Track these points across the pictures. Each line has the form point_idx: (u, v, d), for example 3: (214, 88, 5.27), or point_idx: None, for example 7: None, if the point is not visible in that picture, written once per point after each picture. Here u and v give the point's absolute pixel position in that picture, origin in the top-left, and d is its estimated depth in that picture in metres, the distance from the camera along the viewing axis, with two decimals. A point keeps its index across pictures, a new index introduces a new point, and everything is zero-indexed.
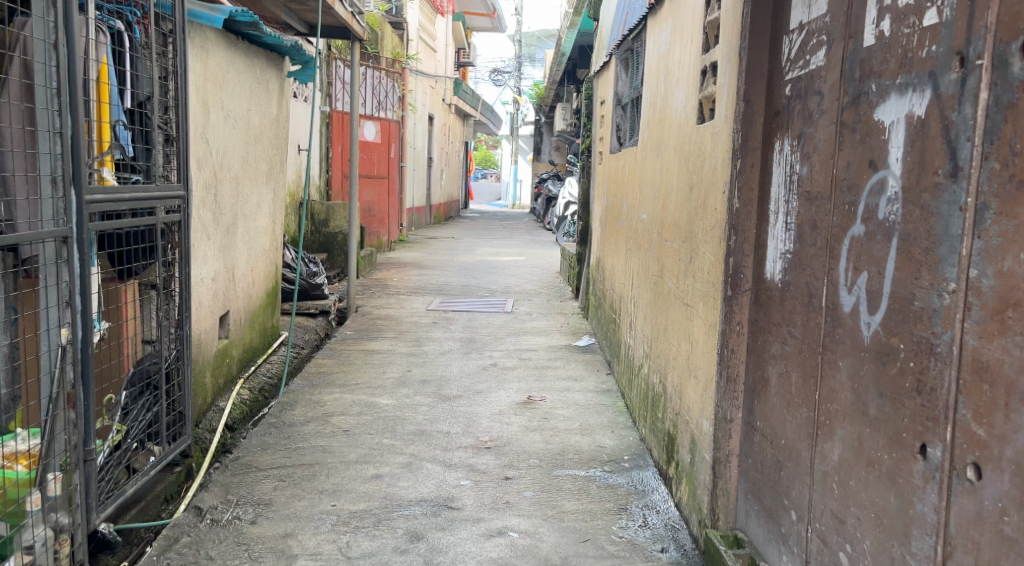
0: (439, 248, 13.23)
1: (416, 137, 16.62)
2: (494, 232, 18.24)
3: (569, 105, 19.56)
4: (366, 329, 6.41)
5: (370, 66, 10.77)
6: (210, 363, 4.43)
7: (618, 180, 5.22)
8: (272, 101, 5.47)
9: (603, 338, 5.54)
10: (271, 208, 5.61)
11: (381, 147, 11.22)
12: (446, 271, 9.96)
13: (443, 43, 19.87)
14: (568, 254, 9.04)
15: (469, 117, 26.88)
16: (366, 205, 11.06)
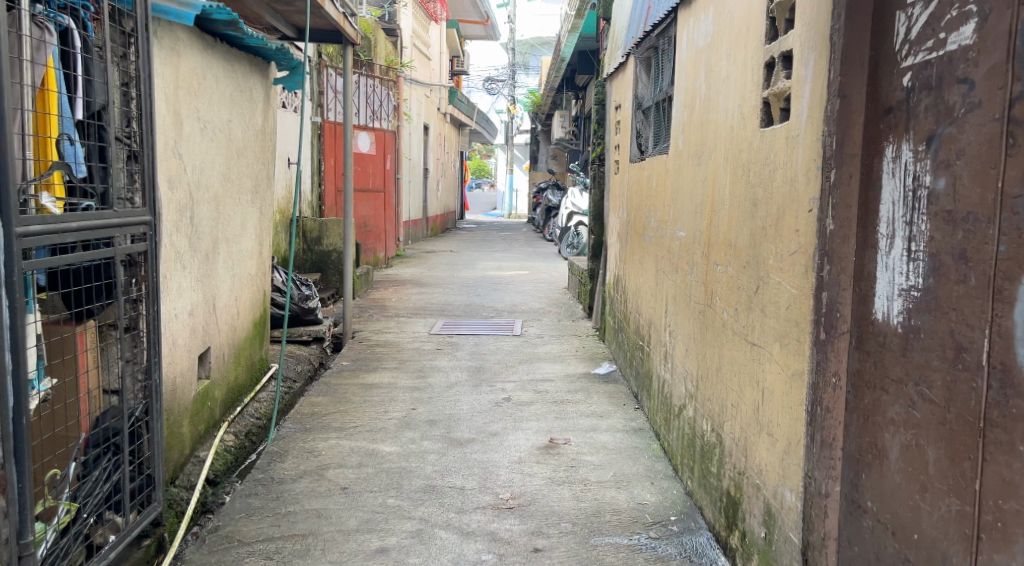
0: (438, 262, 12.69)
1: (411, 147, 16.11)
2: (494, 245, 17.70)
3: (567, 112, 19.05)
4: (364, 358, 5.88)
5: (362, 73, 10.25)
6: (188, 409, 3.89)
7: (643, 193, 4.69)
8: (257, 110, 4.94)
9: (629, 366, 5.01)
10: (258, 229, 5.09)
11: (376, 159, 10.69)
12: (447, 289, 9.43)
13: (437, 51, 19.37)
14: (577, 270, 8.51)
15: (464, 126, 26.36)
16: (361, 220, 10.54)
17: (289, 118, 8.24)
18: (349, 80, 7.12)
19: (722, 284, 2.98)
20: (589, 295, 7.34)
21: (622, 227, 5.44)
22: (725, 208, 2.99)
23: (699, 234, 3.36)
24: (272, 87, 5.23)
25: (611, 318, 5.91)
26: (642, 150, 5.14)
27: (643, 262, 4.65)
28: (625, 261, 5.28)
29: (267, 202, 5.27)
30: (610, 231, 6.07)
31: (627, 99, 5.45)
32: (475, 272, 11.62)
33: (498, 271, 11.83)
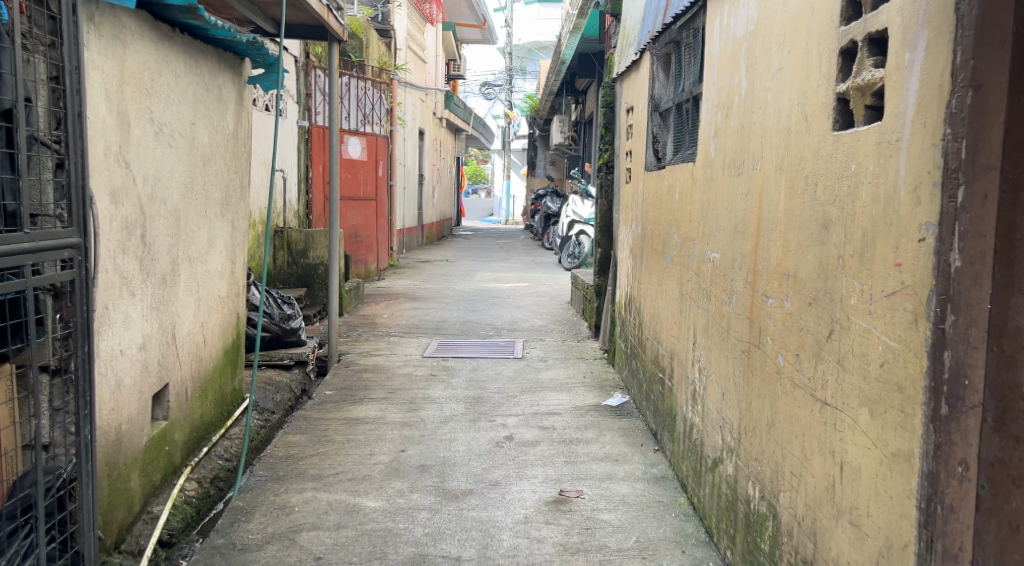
0: (433, 273, 12.15)
1: (406, 153, 15.58)
2: (492, 253, 17.16)
3: (566, 117, 18.52)
4: (351, 385, 5.34)
5: (352, 75, 9.74)
6: (139, 458, 3.35)
7: (662, 205, 4.17)
8: (227, 112, 4.40)
9: (646, 398, 4.48)
10: (229, 245, 4.55)
11: (368, 165, 10.17)
12: (442, 303, 8.90)
13: (433, 54, 18.85)
14: (581, 283, 7.97)
15: (461, 131, 25.84)
16: (350, 230, 10.01)
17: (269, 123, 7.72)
18: (334, 80, 6.59)
19: (776, 321, 2.46)
20: (596, 313, 6.81)
21: (636, 241, 4.93)
22: (779, 230, 2.47)
23: (740, 257, 2.84)
24: (246, 87, 4.68)
25: (622, 342, 5.39)
26: (660, 156, 4.61)
27: (663, 282, 4.13)
28: (639, 278, 4.77)
29: (239, 214, 4.72)
30: (621, 244, 5.55)
31: (641, 101, 4.92)
32: (473, 284, 11.07)
33: (497, 284, 11.29)
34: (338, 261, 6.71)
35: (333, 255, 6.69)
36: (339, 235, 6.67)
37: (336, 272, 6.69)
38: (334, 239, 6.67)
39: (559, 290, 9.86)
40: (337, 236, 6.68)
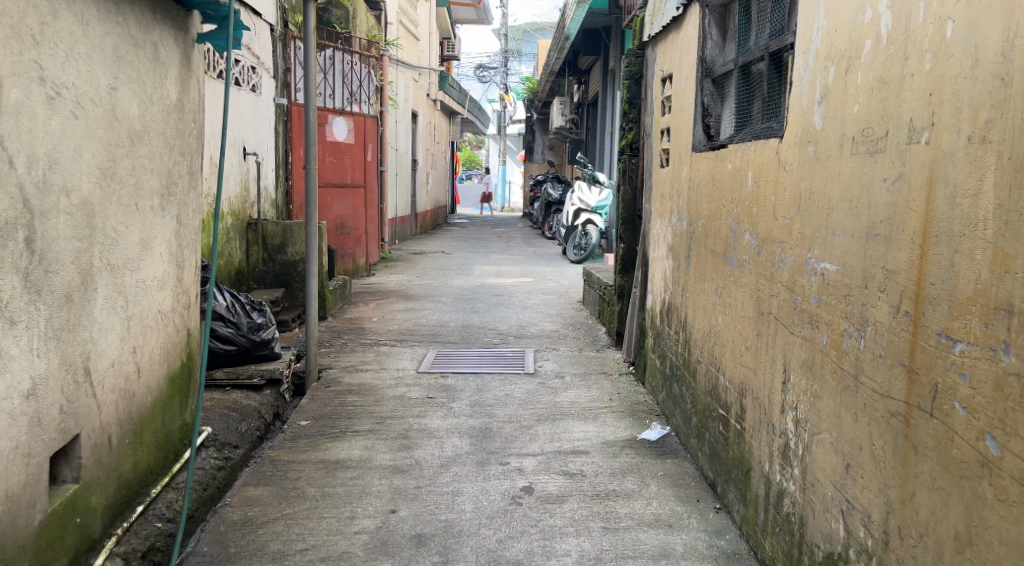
0: (428, 268, 11.23)
1: (398, 137, 14.65)
2: (490, 244, 16.24)
3: (567, 99, 17.66)
4: (331, 412, 4.44)
5: (333, 47, 8.84)
6: (32, 545, 2.48)
7: (723, 195, 3.27)
8: (165, 78, 3.49)
9: (697, 436, 3.58)
10: (172, 245, 3.64)
11: (355, 149, 9.26)
12: (439, 304, 8.02)
13: (427, 31, 17.92)
14: (595, 282, 7.09)
15: (456, 115, 24.92)
16: (336, 220, 9.12)
17: (240, 97, 6.92)
18: (310, 45, 5.70)
19: (976, 380, 1.57)
20: (619, 319, 5.89)
21: (678, 239, 4.02)
22: (978, 234, 1.59)
23: (881, 272, 1.94)
24: (194, 46, 3.75)
25: (658, 357, 4.48)
26: (713, 133, 3.67)
27: (724, 292, 3.23)
28: (685, 286, 3.87)
29: (187, 206, 3.81)
30: (655, 241, 4.64)
31: (685, 67, 4.01)
32: (471, 281, 10.17)
33: (498, 279, 10.38)
34: (317, 256, 5.80)
35: (311, 249, 5.78)
36: (318, 226, 5.77)
37: (316, 270, 5.79)
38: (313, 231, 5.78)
39: (567, 288, 8.95)
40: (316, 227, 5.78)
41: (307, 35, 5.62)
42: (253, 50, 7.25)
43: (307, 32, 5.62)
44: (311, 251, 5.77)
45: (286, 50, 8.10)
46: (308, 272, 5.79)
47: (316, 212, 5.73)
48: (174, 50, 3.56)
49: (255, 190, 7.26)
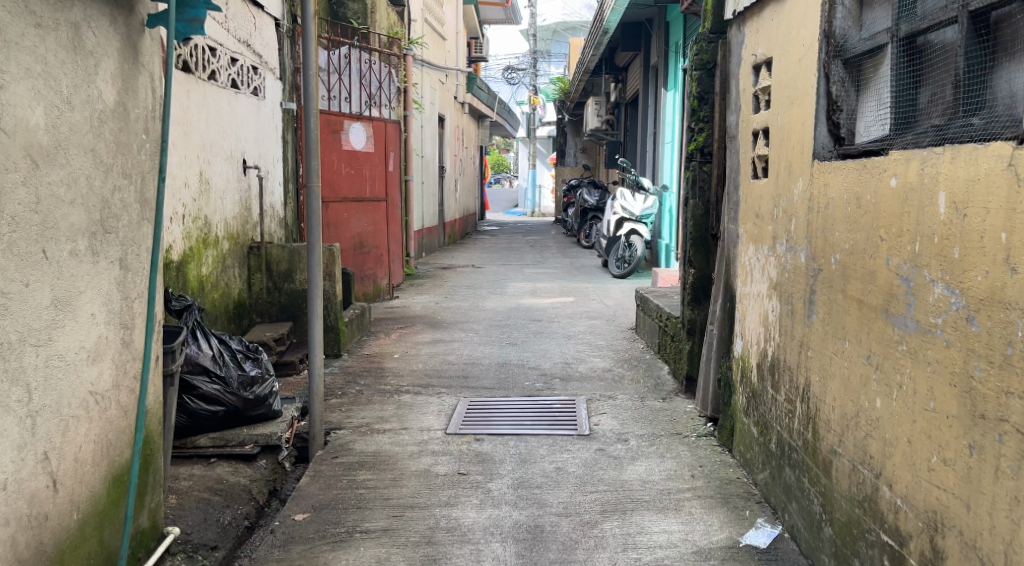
0: (457, 288, 10.26)
1: (424, 143, 13.79)
2: (524, 255, 15.26)
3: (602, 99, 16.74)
4: (337, 500, 3.48)
5: (354, 45, 8.17)
6: None
7: (880, 223, 2.26)
8: (94, 77, 2.66)
9: (833, 557, 2.56)
10: (112, 296, 2.74)
11: (375, 158, 8.51)
12: (470, 334, 7.07)
13: (454, 31, 17.18)
14: (652, 311, 6.10)
15: (485, 118, 24.05)
16: (354, 238, 8.34)
17: (238, 101, 6.48)
18: (310, 40, 4.84)
19: None
20: (691, 361, 4.83)
21: (793, 274, 2.98)
22: None
23: None
24: (143, 32, 2.97)
25: (756, 424, 3.46)
26: (843, 136, 2.70)
27: (887, 370, 2.21)
28: (807, 343, 2.83)
29: (136, 243, 2.90)
30: (749, 272, 3.61)
31: (797, 51, 3.01)
32: (504, 303, 9.18)
33: (535, 299, 9.38)
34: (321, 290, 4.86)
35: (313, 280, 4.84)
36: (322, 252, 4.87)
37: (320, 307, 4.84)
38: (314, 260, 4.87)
39: (615, 310, 7.93)
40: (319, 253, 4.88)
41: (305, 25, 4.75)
42: (255, 49, 6.80)
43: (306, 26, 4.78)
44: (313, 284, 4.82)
45: (287, 51, 7.56)
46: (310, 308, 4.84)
47: (319, 234, 4.81)
48: (109, 40, 2.77)
49: (247, 206, 6.51)
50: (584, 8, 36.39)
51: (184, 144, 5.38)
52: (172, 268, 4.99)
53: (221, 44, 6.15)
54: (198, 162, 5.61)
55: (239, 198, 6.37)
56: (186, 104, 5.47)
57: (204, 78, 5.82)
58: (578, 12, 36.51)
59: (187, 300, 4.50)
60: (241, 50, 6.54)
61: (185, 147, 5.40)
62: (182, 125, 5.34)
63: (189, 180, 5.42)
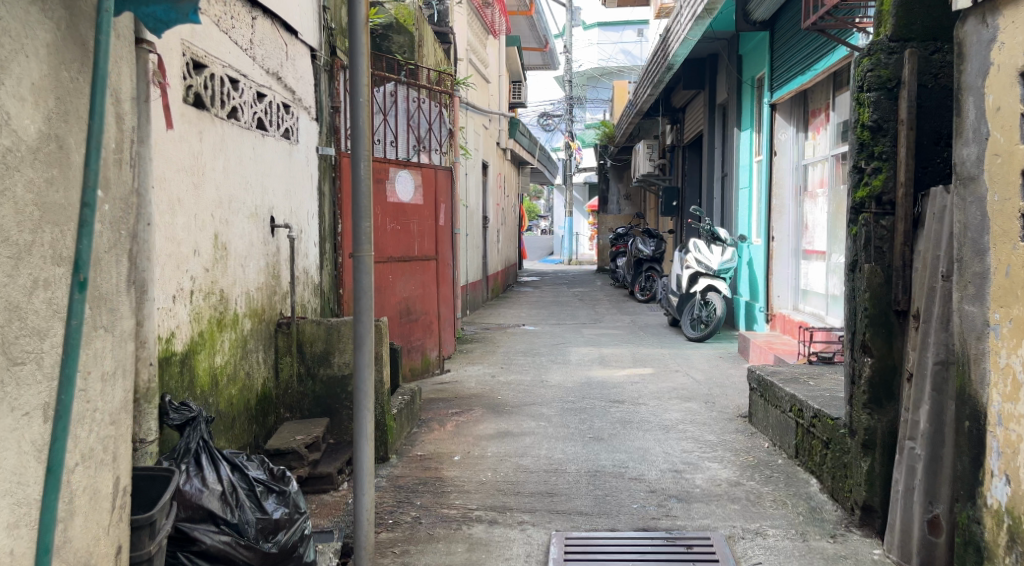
0: (514, 359, 9.09)
1: (469, 193, 12.80)
2: (578, 312, 14.08)
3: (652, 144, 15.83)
4: None
5: (400, 81, 7.35)
6: None
7: None
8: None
9: None
10: (26, 469, 2.10)
11: (424, 211, 7.63)
12: (543, 426, 5.87)
13: (498, 74, 16.46)
14: (777, 402, 4.88)
15: (525, 166, 23.09)
16: (401, 303, 7.37)
17: (266, 144, 5.38)
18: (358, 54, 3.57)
19: None
20: (870, 484, 3.56)
21: None
22: None
23: None
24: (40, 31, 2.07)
25: None
26: None
27: None
28: None
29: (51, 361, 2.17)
30: None
31: None
32: (571, 377, 7.98)
33: (605, 374, 8.17)
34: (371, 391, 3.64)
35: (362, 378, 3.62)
36: (375, 341, 3.66)
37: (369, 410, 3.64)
38: (366, 354, 3.63)
39: (709, 390, 6.71)
40: (371, 341, 3.66)
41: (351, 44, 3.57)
42: (286, 84, 5.75)
43: (353, 43, 3.57)
44: (362, 381, 3.63)
45: (325, 89, 6.58)
46: (358, 411, 3.64)
47: (372, 316, 3.59)
48: (30, 39, 2.10)
49: (275, 274, 5.44)
50: (619, 52, 35.58)
51: (195, 199, 4.33)
52: (168, 360, 3.95)
53: (244, 75, 5.10)
54: (212, 222, 4.54)
55: (264, 266, 5.28)
56: (199, 149, 4.42)
57: (222, 117, 4.74)
58: (613, 57, 35.69)
59: (190, 412, 3.59)
60: (269, 83, 5.47)
61: (194, 204, 4.31)
62: (191, 175, 4.29)
63: (199, 246, 4.37)
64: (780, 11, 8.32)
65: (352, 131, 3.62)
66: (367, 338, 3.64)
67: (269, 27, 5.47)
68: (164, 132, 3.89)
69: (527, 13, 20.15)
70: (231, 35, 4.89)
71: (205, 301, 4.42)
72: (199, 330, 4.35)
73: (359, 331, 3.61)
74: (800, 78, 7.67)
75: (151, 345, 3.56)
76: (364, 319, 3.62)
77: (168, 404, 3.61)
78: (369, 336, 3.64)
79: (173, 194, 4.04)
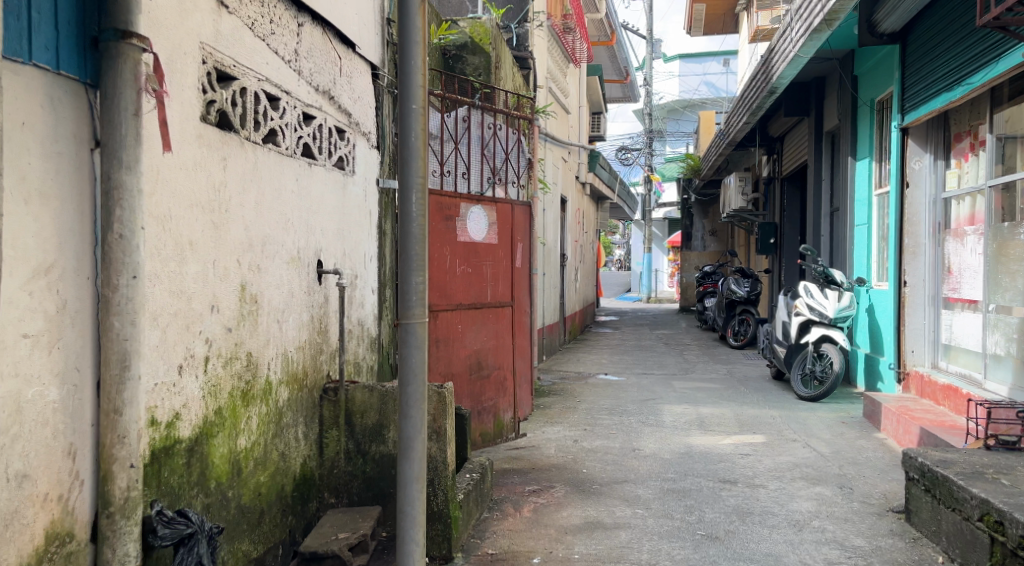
0: (599, 421, 8.07)
1: (547, 230, 11.86)
2: (664, 358, 12.97)
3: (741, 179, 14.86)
4: None
5: (474, 104, 6.52)
6: None
7: None
8: None
9: None
10: None
11: (499, 252, 6.73)
12: (640, 518, 4.85)
13: (579, 104, 15.57)
14: (961, 507, 3.87)
15: (604, 200, 22.11)
16: (471, 357, 6.47)
17: (313, 176, 4.51)
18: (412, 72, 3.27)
19: None
20: None
21: None
22: None
23: None
24: None
25: None
26: None
27: None
28: None
29: None
30: None
31: None
32: (667, 448, 6.92)
33: (707, 444, 7.08)
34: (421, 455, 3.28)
35: (412, 442, 3.26)
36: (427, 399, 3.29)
37: (418, 482, 3.27)
38: (416, 416, 3.25)
39: (840, 474, 5.57)
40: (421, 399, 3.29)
41: (403, 59, 3.27)
42: (342, 106, 4.90)
43: (405, 57, 3.27)
44: (411, 448, 3.26)
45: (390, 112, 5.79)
46: (405, 486, 3.28)
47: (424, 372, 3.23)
48: None
49: (320, 329, 4.55)
50: (701, 85, 34.41)
51: (215, 240, 3.46)
52: (169, 451, 3.08)
53: (287, 92, 4.22)
54: (237, 268, 3.65)
55: (306, 321, 4.38)
56: (223, 181, 3.54)
57: (258, 141, 3.87)
58: (695, 89, 34.53)
59: (188, 524, 2.85)
60: (320, 104, 4.61)
61: (213, 248, 3.44)
62: (210, 213, 3.41)
63: (218, 299, 3.49)
64: (915, 19, 7.26)
65: (403, 154, 3.29)
66: (417, 395, 3.27)
67: (319, 36, 4.57)
68: (166, 157, 3.02)
69: (608, 42, 19.25)
70: (271, 42, 4.01)
71: (225, 370, 3.55)
72: (217, 405, 3.47)
73: (406, 392, 3.24)
74: (944, 95, 6.56)
75: (137, 439, 2.72)
76: (413, 382, 3.25)
77: (157, 518, 2.77)
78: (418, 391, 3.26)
79: (181, 235, 3.18)
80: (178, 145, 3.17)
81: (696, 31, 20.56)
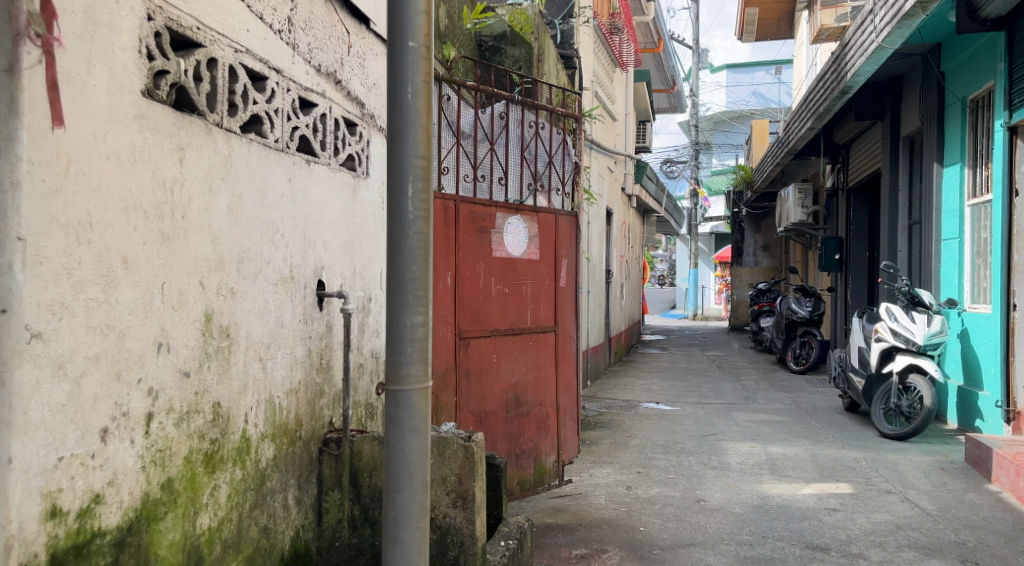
0: (655, 464, 7.14)
1: (592, 245, 10.96)
2: (721, 384, 11.99)
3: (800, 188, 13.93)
4: None
5: (512, 98, 5.63)
6: None
7: None
8: None
9: None
10: None
11: (540, 269, 5.83)
12: None
13: (625, 112, 14.65)
14: None
15: (651, 214, 21.15)
16: (508, 393, 5.57)
17: (313, 176, 3.64)
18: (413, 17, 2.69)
19: None
20: None
21: None
22: None
23: None
24: None
25: None
26: None
27: None
28: None
29: None
30: None
31: None
32: (737, 501, 5.98)
33: (785, 497, 6.11)
34: None
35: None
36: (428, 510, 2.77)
37: None
38: (409, 544, 2.74)
39: (958, 547, 4.58)
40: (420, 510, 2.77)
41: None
42: (352, 95, 4.04)
43: None
44: None
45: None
46: None
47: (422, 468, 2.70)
48: None
49: (321, 365, 3.68)
50: (750, 95, 33.20)
51: (167, 253, 2.59)
52: (83, 551, 2.27)
53: (276, 70, 3.33)
54: (200, 292, 2.78)
55: (300, 355, 3.50)
56: (179, 178, 2.65)
57: (235, 130, 3.00)
58: (744, 100, 33.36)
59: None
60: (323, 89, 3.75)
61: (156, 272, 2.54)
62: (158, 219, 2.55)
63: (171, 334, 2.62)
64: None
65: (398, 120, 2.70)
66: (411, 507, 2.74)
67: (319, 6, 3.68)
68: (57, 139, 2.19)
69: (655, 49, 18.31)
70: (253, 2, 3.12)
71: (180, 426, 2.65)
72: (163, 481, 2.57)
73: (396, 499, 2.71)
74: None
75: None
76: (407, 489, 2.74)
77: None
78: (413, 502, 2.73)
79: (103, 247, 2.32)
80: (106, 128, 2.35)
81: (749, 36, 19.54)
